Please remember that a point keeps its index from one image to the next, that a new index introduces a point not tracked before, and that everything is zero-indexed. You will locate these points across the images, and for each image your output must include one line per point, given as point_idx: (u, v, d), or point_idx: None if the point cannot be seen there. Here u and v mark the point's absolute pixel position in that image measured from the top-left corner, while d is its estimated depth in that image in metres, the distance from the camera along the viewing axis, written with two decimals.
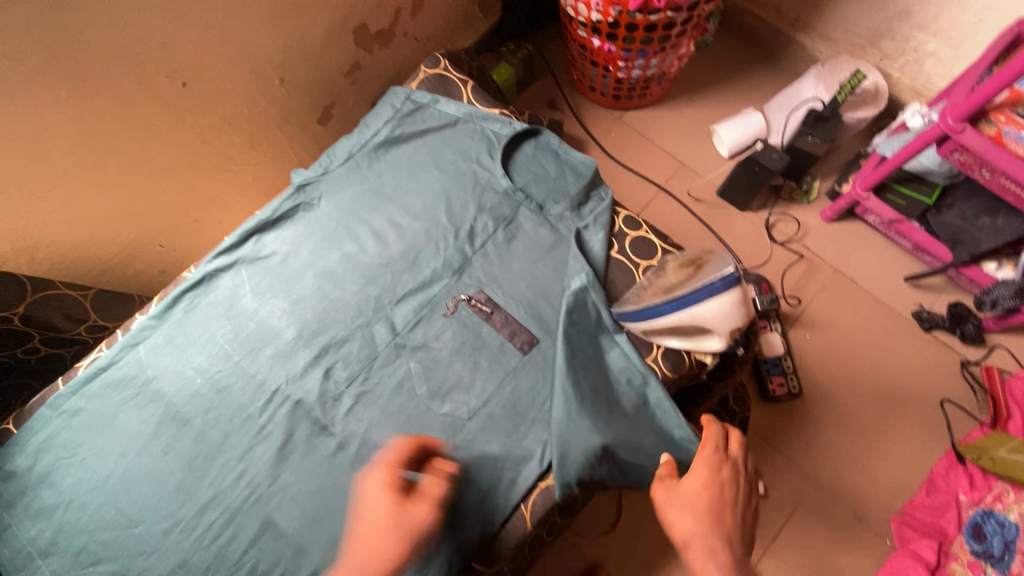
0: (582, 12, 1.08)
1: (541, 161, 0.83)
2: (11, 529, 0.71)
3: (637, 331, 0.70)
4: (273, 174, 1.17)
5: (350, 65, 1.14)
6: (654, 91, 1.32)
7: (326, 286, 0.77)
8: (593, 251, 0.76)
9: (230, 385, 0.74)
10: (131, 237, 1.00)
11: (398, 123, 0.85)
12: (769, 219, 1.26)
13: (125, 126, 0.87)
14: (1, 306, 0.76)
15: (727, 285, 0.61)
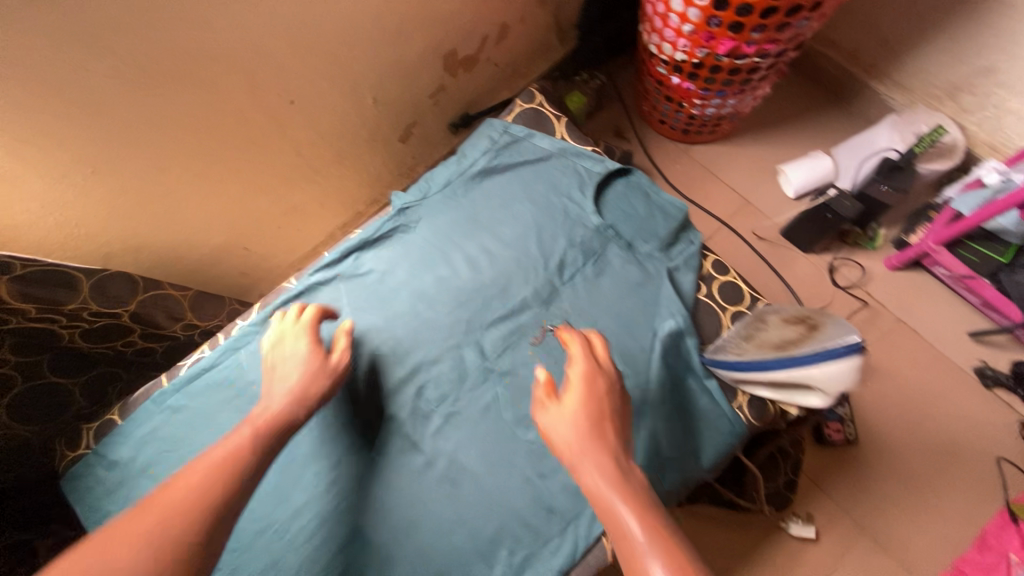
0: (666, 51, 1.11)
1: (631, 200, 0.85)
2: (110, 516, 0.75)
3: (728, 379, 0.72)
4: (352, 186, 1.21)
5: (436, 87, 1.18)
6: (725, 129, 1.33)
7: (421, 306, 0.81)
8: (683, 292, 0.77)
9: None
10: (221, 240, 1.05)
11: (495, 154, 0.88)
12: (832, 263, 1.26)
13: (235, 138, 0.91)
14: (116, 303, 0.81)
15: (838, 347, 0.55)
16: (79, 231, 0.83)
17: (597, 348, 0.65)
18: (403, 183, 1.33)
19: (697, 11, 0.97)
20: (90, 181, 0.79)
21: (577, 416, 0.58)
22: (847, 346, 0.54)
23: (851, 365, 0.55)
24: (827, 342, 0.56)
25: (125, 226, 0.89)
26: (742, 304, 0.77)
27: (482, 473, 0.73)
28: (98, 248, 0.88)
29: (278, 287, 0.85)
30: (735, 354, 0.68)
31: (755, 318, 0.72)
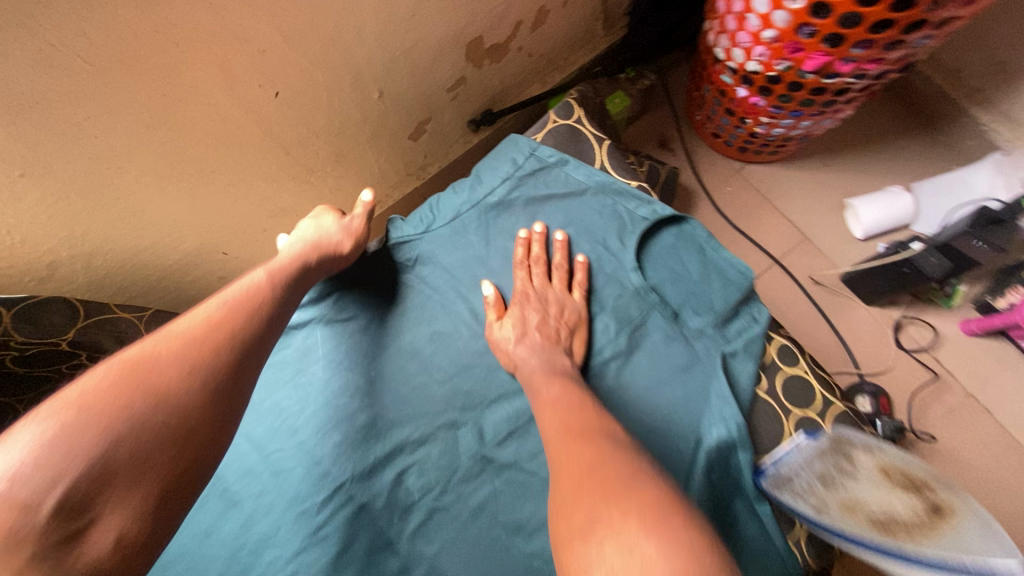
0: (736, 58, 0.92)
1: (681, 256, 0.68)
2: None
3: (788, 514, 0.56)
4: (352, 187, 1.05)
5: (455, 80, 1.01)
6: (790, 150, 1.14)
7: (411, 367, 0.67)
8: (740, 387, 0.61)
9: (287, 469, 0.63)
10: (194, 246, 0.90)
11: (517, 184, 0.73)
12: (899, 320, 1.08)
13: (209, 135, 0.76)
14: (49, 332, 0.68)
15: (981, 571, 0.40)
16: (13, 240, 0.69)
17: (558, 253, 0.69)
18: (412, 185, 1.16)
19: (786, 15, 0.78)
20: (20, 185, 0.64)
21: (533, 336, 0.63)
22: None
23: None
24: (960, 556, 0.41)
25: (73, 234, 0.74)
26: (813, 409, 0.61)
27: None
28: (40, 258, 0.74)
29: None
30: (811, 507, 0.52)
31: (832, 443, 0.55)
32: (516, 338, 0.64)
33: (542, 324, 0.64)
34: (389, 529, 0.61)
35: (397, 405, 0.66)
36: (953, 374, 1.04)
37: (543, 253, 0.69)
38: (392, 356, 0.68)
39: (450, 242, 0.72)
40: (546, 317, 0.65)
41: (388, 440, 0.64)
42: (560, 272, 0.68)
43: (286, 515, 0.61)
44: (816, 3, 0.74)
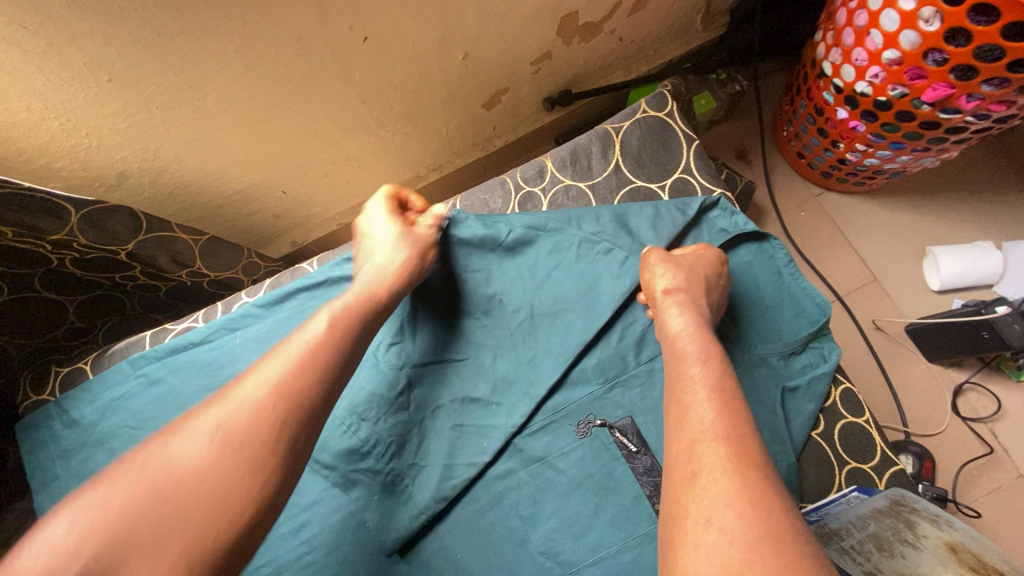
0: (845, 76, 0.86)
1: (755, 276, 0.64)
2: (56, 483, 0.66)
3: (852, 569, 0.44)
4: (417, 147, 1.04)
5: (541, 54, 0.97)
6: (878, 184, 1.07)
7: (435, 313, 0.66)
8: (796, 425, 0.58)
9: None
10: (257, 179, 0.90)
11: (595, 176, 0.70)
12: (962, 384, 1.01)
13: (291, 71, 0.74)
14: (113, 242, 0.69)
15: None
16: (89, 142, 0.70)
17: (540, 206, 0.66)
18: (474, 155, 1.14)
19: (915, 36, 0.71)
20: (106, 89, 0.64)
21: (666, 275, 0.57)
22: None
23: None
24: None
25: (145, 147, 0.75)
26: (870, 463, 0.57)
27: None
28: (112, 165, 0.75)
29: (296, 269, 0.72)
30: (862, 570, 0.44)
31: (890, 507, 0.50)
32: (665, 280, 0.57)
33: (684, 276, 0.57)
34: (398, 489, 0.61)
35: (423, 355, 0.65)
36: (1008, 451, 0.97)
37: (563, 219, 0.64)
38: (426, 300, 0.66)
39: (516, 281, 0.66)
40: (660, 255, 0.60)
41: (416, 384, 0.64)
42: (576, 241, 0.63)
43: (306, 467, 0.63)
44: (953, 27, 0.66)
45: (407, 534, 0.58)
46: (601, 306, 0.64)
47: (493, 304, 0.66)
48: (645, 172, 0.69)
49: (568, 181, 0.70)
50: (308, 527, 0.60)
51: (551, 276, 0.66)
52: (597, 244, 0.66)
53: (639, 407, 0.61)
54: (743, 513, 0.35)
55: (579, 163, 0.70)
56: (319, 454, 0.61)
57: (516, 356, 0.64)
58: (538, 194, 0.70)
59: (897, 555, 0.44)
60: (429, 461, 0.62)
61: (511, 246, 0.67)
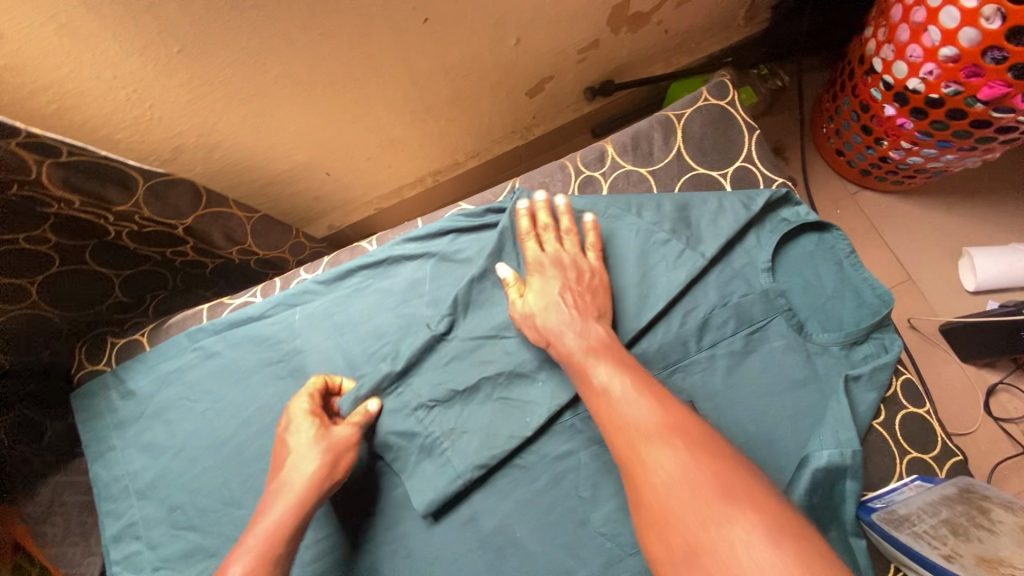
0: (896, 73, 0.86)
1: (816, 266, 0.65)
2: (113, 453, 0.66)
3: (929, 551, 0.46)
4: (460, 133, 1.04)
5: (589, 42, 0.97)
6: (916, 183, 1.07)
7: (493, 293, 0.67)
8: (859, 413, 0.58)
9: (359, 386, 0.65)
10: (304, 159, 0.91)
11: (654, 162, 0.70)
12: (995, 385, 1.02)
13: (352, 50, 0.74)
14: (174, 214, 0.69)
15: None
16: (151, 114, 0.70)
17: (565, 218, 0.65)
18: (512, 144, 1.14)
19: (976, 33, 0.71)
20: (175, 60, 0.64)
21: (565, 332, 0.57)
22: None
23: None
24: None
25: (202, 122, 0.75)
26: (930, 453, 0.58)
27: (540, 566, 0.57)
28: (169, 139, 0.75)
29: (355, 247, 0.72)
30: (941, 555, 0.45)
31: (960, 494, 0.50)
32: (565, 338, 0.57)
33: (581, 338, 0.56)
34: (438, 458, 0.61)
35: (472, 325, 0.66)
36: None
37: (573, 226, 0.65)
38: (482, 279, 0.66)
39: None
40: (566, 285, 0.60)
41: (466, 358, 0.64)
42: (596, 251, 0.64)
43: None
44: (1015, 27, 0.67)
45: (445, 495, 0.59)
46: (660, 291, 0.64)
47: None
48: (706, 160, 0.69)
49: (628, 166, 0.70)
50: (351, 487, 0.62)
51: (612, 261, 0.66)
52: (658, 234, 0.66)
53: (699, 392, 0.61)
54: (768, 556, 0.34)
55: (640, 149, 0.70)
56: None
57: None
58: (599, 179, 0.70)
59: (973, 539, 0.46)
60: (470, 427, 0.62)
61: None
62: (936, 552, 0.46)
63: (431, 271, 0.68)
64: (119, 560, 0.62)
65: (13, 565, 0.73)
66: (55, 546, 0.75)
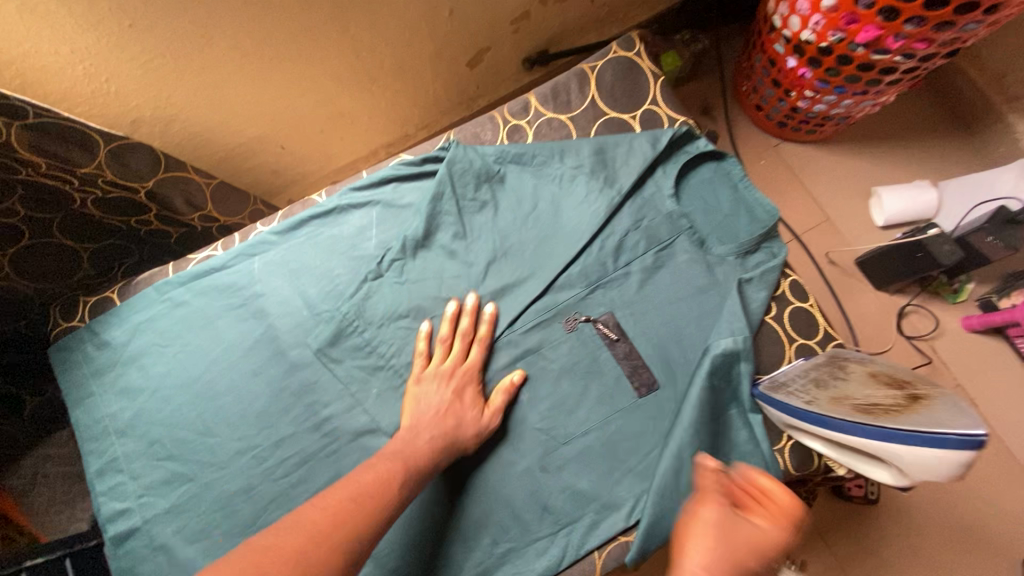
0: (792, 26, 0.95)
1: (715, 190, 0.74)
2: (93, 398, 0.72)
3: (796, 400, 0.56)
4: (407, 104, 1.11)
5: (520, 13, 1.05)
6: (828, 131, 1.17)
7: (434, 235, 0.74)
8: (751, 309, 0.67)
9: (317, 322, 0.71)
10: (258, 133, 0.97)
11: (572, 109, 0.78)
12: (905, 307, 1.14)
13: (293, 22, 0.81)
14: (135, 178, 0.75)
15: (950, 437, 0.43)
16: (107, 88, 0.76)
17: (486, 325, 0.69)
18: (459, 115, 1.22)
19: None
20: (127, 34, 0.70)
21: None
22: (956, 442, 0.43)
23: (953, 459, 0.44)
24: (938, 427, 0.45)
25: (156, 95, 0.80)
26: (814, 338, 0.68)
27: (485, 460, 0.66)
28: (126, 113, 0.80)
29: (307, 201, 0.78)
30: (804, 401, 0.55)
31: (830, 359, 0.60)
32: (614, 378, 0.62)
33: None
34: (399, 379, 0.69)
35: (416, 263, 0.73)
36: (945, 363, 1.10)
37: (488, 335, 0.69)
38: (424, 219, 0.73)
39: (505, 201, 0.75)
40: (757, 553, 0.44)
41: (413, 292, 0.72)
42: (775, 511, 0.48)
43: (316, 361, 0.70)
44: None
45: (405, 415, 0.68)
46: (581, 223, 0.72)
47: (484, 221, 0.74)
48: (617, 105, 0.78)
49: (550, 114, 0.78)
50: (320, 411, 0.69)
51: (540, 197, 0.74)
52: (578, 174, 0.73)
53: (617, 303, 0.70)
54: None
55: (559, 98, 0.78)
56: (326, 347, 0.70)
57: (502, 264, 0.72)
58: (525, 127, 0.78)
59: (831, 386, 0.57)
60: None
61: (497, 173, 0.75)
62: (800, 400, 0.56)
63: (376, 217, 0.75)
64: (104, 491, 0.69)
65: (2, 535, 0.76)
66: (40, 515, 0.80)
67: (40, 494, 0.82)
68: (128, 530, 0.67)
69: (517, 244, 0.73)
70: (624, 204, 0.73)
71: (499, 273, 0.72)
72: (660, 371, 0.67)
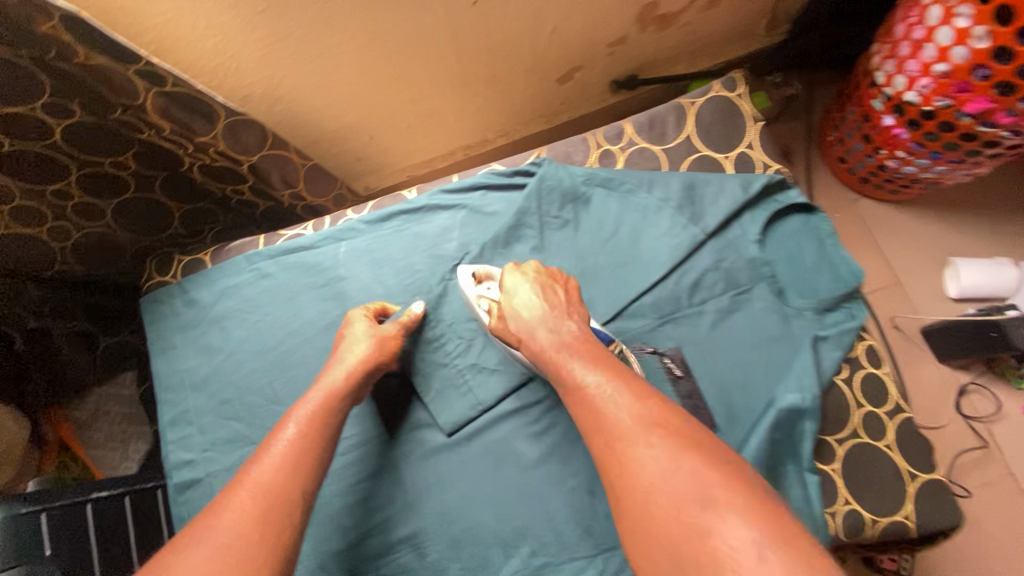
0: (896, 85, 0.94)
1: (801, 243, 0.73)
2: (173, 351, 0.76)
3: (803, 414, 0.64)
4: (491, 110, 1.13)
5: (618, 38, 1.06)
6: (911, 194, 1.15)
7: (512, 244, 0.75)
8: (824, 368, 0.67)
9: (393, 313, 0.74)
10: (352, 121, 1.01)
11: (665, 142, 0.79)
12: (967, 385, 1.10)
13: (406, 22, 0.84)
14: (243, 152, 0.79)
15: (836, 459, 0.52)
16: (229, 63, 0.80)
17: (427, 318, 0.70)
18: (539, 127, 1.24)
19: (966, 52, 0.79)
20: (258, 18, 0.74)
21: None
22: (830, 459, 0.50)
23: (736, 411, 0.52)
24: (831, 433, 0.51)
25: (269, 76, 0.85)
26: (883, 407, 0.67)
27: (535, 473, 0.67)
28: (239, 89, 0.85)
29: (397, 195, 0.81)
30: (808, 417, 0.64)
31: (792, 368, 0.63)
32: (538, 335, 0.61)
33: None
34: (465, 379, 0.72)
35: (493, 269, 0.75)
36: (1003, 450, 1.06)
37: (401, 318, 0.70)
38: (507, 230, 0.75)
39: (586, 224, 0.76)
40: None
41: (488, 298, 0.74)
42: None
43: None
44: (1002, 46, 0.75)
45: (465, 417, 0.70)
46: (660, 255, 0.73)
47: (564, 240, 0.75)
48: (712, 143, 0.78)
49: (643, 144, 0.79)
50: (383, 400, 0.72)
51: (622, 224, 0.75)
52: (665, 206, 0.74)
53: (686, 340, 0.70)
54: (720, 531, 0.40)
55: (654, 129, 0.79)
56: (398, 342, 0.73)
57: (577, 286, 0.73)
58: (616, 153, 0.79)
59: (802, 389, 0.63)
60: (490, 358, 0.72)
61: (584, 194, 0.76)
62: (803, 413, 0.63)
63: (461, 220, 0.78)
64: (174, 439, 0.73)
65: (59, 461, 0.93)
66: (96, 449, 0.96)
67: (99, 430, 0.97)
68: (191, 480, 0.70)
69: (593, 265, 0.74)
70: (707, 243, 0.73)
71: None
72: (721, 415, 0.66)
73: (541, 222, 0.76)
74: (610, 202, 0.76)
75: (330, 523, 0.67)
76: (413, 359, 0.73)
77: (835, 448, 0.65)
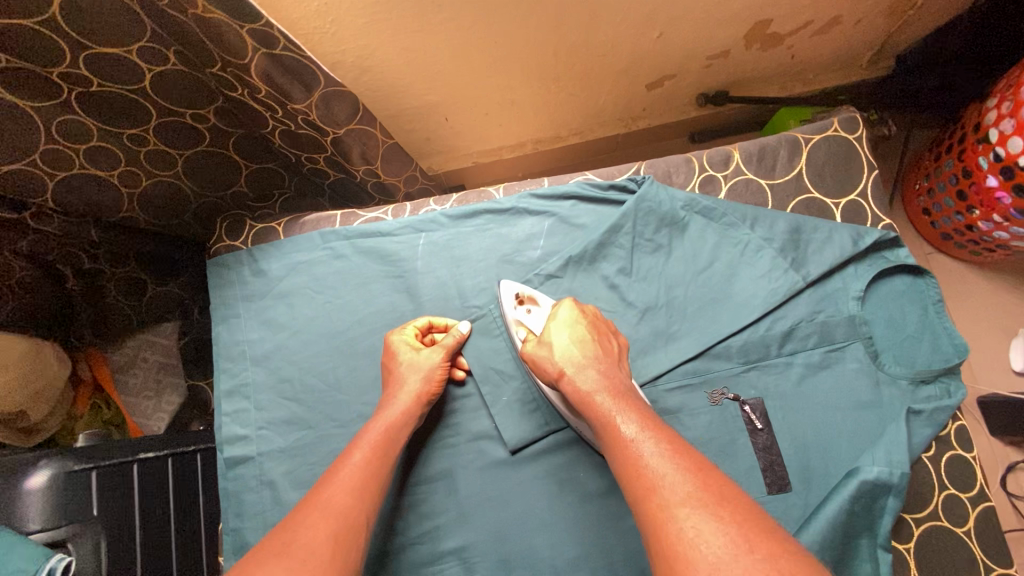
0: (1012, 148, 0.86)
1: (903, 306, 0.70)
2: (236, 320, 0.74)
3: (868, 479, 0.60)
4: (572, 108, 1.08)
5: (720, 52, 1.00)
6: (993, 258, 1.10)
7: (600, 263, 0.72)
8: (913, 443, 0.64)
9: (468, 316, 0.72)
10: (433, 101, 0.96)
11: (772, 178, 0.75)
12: (1017, 462, 1.06)
13: (514, 8, 0.79)
14: (329, 123, 0.75)
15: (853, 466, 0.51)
16: (327, 27, 0.76)
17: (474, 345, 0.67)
18: (615, 130, 1.19)
19: None
20: None
21: None
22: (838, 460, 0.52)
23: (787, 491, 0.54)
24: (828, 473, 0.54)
25: (364, 45, 0.80)
26: (967, 493, 0.64)
27: (595, 505, 0.64)
28: (331, 54, 0.81)
29: (482, 192, 0.78)
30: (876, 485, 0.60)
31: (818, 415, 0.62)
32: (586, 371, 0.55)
33: None
34: (534, 396, 0.69)
35: (576, 286, 0.72)
36: None
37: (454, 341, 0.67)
38: (596, 246, 0.72)
39: (679, 253, 0.72)
40: None
41: None
42: None
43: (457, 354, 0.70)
44: None
45: (529, 436, 0.67)
46: (755, 299, 0.69)
47: (655, 266, 0.72)
48: (823, 186, 0.74)
49: (750, 175, 0.75)
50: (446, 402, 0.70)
51: (718, 259, 0.71)
52: (766, 247, 0.70)
53: (769, 391, 0.67)
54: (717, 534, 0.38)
55: (764, 161, 0.75)
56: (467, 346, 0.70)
57: (662, 315, 0.70)
58: (719, 180, 0.75)
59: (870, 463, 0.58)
60: None
61: (681, 221, 0.73)
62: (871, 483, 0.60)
63: (548, 229, 0.75)
64: (228, 412, 0.71)
65: (93, 402, 0.91)
66: (131, 396, 0.96)
67: (134, 376, 0.97)
68: (242, 457, 0.69)
69: (682, 298, 0.71)
70: (805, 293, 0.70)
71: (657, 323, 0.70)
72: (797, 474, 0.64)
73: (632, 243, 0.72)
74: (708, 234, 0.72)
75: (380, 522, 0.65)
76: (481, 366, 0.71)
77: (912, 526, 0.63)
